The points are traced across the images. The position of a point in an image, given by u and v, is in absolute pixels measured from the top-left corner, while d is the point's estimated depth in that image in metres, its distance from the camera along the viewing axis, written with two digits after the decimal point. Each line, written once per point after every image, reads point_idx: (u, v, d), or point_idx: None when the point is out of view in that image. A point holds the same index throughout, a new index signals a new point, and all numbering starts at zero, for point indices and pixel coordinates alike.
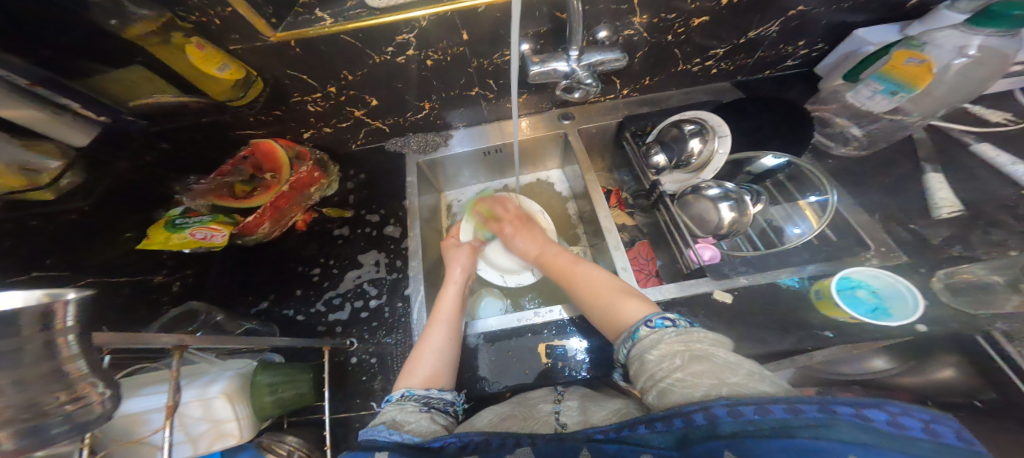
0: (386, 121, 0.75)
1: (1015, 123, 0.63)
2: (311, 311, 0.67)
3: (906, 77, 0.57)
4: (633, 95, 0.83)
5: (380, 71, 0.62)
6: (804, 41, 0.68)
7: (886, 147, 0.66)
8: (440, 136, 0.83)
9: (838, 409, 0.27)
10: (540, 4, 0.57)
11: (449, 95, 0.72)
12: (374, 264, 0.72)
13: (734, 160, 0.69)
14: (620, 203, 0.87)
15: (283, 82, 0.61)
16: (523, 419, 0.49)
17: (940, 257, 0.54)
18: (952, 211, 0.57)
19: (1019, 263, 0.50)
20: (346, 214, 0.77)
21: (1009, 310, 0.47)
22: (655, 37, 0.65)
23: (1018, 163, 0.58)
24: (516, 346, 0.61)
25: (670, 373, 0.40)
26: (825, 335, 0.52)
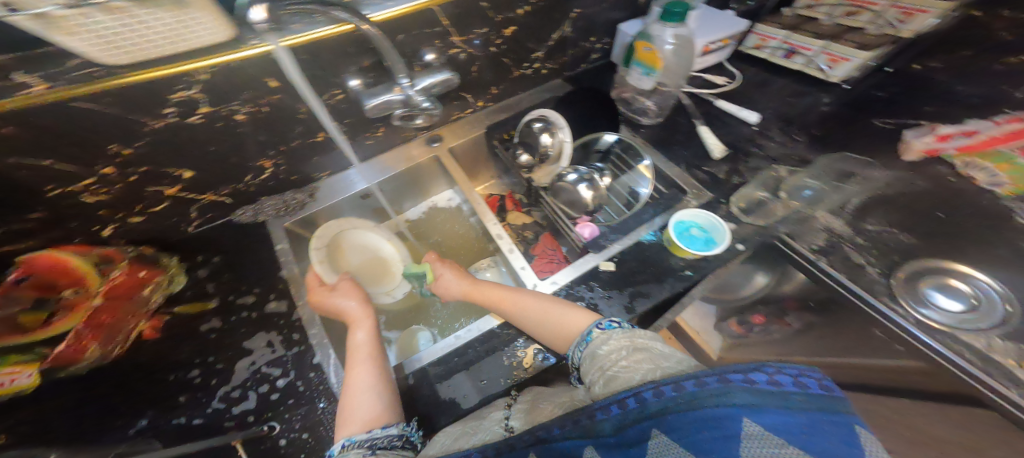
0: (222, 190, 0.67)
1: (732, 82, 0.79)
2: (209, 411, 0.53)
3: (647, 61, 0.70)
4: (490, 104, 0.86)
5: (179, 139, 0.54)
6: (596, 36, 0.80)
7: (677, 106, 0.79)
8: (301, 193, 0.76)
9: (730, 376, 0.26)
10: (349, 41, 0.53)
11: (290, 147, 0.67)
12: (268, 344, 0.61)
13: (582, 144, 0.78)
14: (516, 205, 0.90)
15: (28, 182, 0.47)
16: (475, 432, 0.48)
17: (731, 184, 0.66)
18: (722, 151, 0.69)
19: (772, 177, 0.65)
20: (209, 304, 0.64)
21: (779, 214, 0.60)
22: (480, 51, 0.69)
23: (742, 110, 0.73)
24: (471, 362, 0.58)
25: (617, 362, 0.42)
26: (685, 274, 0.61)
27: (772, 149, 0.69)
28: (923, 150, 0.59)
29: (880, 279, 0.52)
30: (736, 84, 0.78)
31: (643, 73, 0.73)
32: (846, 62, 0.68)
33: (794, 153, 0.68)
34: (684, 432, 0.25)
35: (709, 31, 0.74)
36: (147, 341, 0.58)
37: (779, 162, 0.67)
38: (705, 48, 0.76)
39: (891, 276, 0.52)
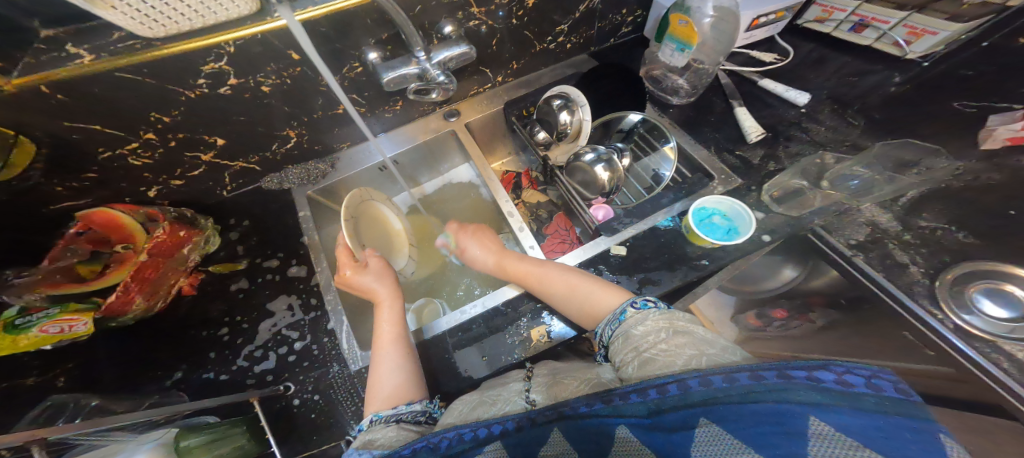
0: (251, 158, 0.70)
1: (782, 59, 0.71)
2: (233, 369, 0.58)
3: (681, 36, 0.64)
4: (508, 80, 0.82)
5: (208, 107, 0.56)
6: (626, 9, 0.74)
7: (710, 85, 0.72)
8: (324, 162, 0.78)
9: (789, 372, 0.26)
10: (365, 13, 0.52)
11: (313, 118, 0.68)
12: (287, 307, 0.65)
13: (602, 122, 0.74)
14: (532, 183, 0.89)
15: (76, 140, 0.51)
16: (493, 404, 0.47)
17: (764, 172, 0.61)
18: (759, 134, 0.63)
19: (812, 164, 0.60)
20: (238, 266, 0.68)
21: (817, 205, 0.55)
22: (501, 24, 0.65)
23: (790, 89, 0.66)
24: (486, 336, 0.59)
25: (655, 344, 0.41)
26: (702, 263, 0.57)
27: (816, 133, 0.62)
28: (1008, 138, 0.47)
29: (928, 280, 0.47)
30: (786, 61, 0.71)
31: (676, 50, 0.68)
32: (931, 35, 0.57)
33: (842, 138, 0.61)
34: (740, 423, 0.24)
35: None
36: (185, 294, 0.64)
37: (821, 148, 0.61)
38: (754, 20, 0.67)
39: (938, 275, 0.46)
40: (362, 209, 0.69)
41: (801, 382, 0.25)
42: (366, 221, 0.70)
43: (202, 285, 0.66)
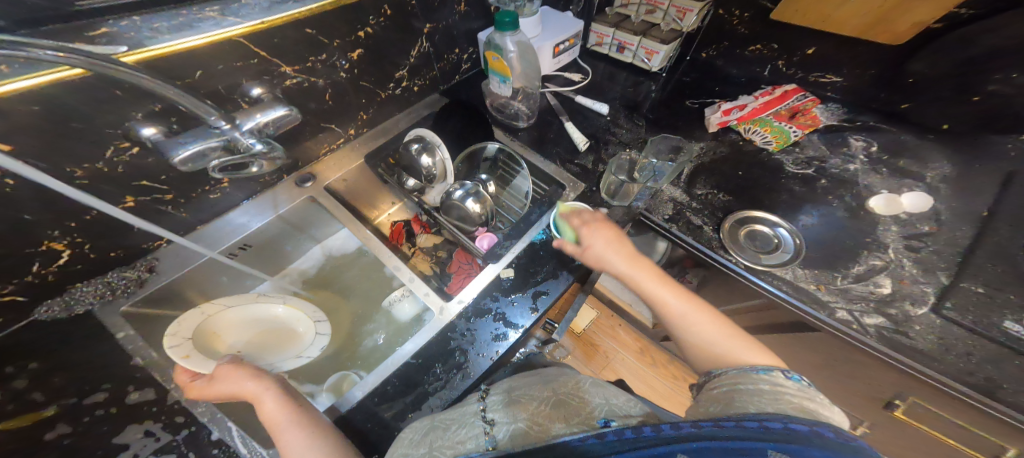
0: (3, 287, 0.50)
1: (584, 78, 0.87)
2: None
3: (499, 71, 0.72)
4: (363, 131, 0.78)
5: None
6: (459, 48, 0.80)
7: (543, 107, 0.83)
8: (134, 268, 0.60)
9: (725, 423, 0.24)
10: (120, 85, 0.43)
11: (89, 221, 0.51)
12: (147, 434, 0.46)
13: (467, 156, 0.75)
14: (424, 226, 0.85)
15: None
16: (447, 428, 0.43)
17: (597, 173, 0.71)
18: (585, 143, 0.74)
19: (624, 161, 0.72)
20: (45, 414, 0.47)
21: (635, 194, 0.66)
22: (329, 78, 0.62)
23: (596, 103, 0.80)
24: (424, 374, 0.55)
25: (750, 387, 0.36)
26: (576, 264, 0.64)
27: (622, 136, 0.77)
28: (718, 123, 0.75)
29: (716, 236, 0.60)
30: (587, 80, 0.87)
31: (500, 81, 0.76)
32: (658, 52, 0.81)
33: (638, 136, 0.77)
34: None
35: (551, 32, 0.80)
36: None
37: (629, 147, 0.75)
38: (554, 48, 0.81)
39: (721, 230, 0.60)
40: (200, 328, 0.57)
41: (738, 429, 0.23)
42: (213, 337, 0.58)
43: None
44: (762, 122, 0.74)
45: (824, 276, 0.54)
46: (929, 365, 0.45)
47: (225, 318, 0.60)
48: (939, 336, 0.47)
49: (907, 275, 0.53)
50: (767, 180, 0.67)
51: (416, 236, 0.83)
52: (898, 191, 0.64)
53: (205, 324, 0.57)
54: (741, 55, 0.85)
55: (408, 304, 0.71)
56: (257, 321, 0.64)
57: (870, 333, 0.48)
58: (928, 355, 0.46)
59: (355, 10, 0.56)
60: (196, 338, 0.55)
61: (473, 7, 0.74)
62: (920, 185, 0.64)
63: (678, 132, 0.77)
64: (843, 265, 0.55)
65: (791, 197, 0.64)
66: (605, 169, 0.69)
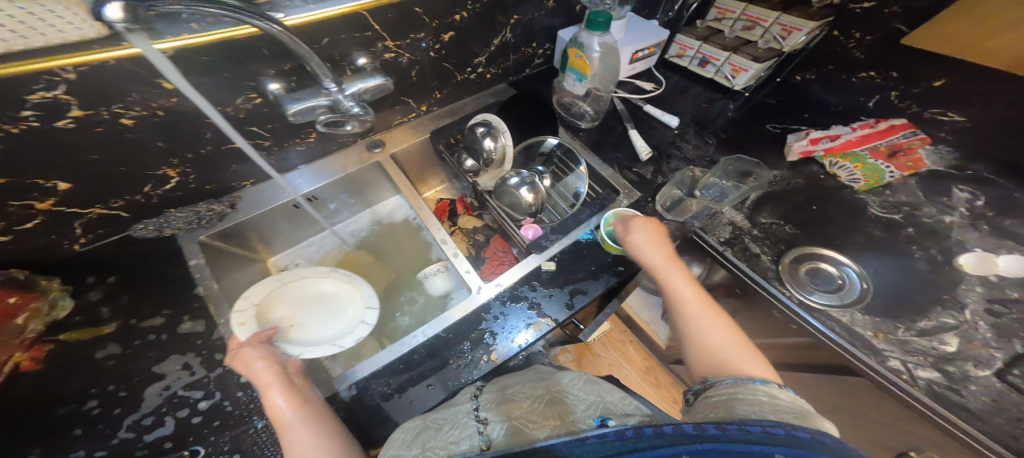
0: (114, 203, 0.57)
1: (656, 88, 0.87)
2: (110, 444, 0.44)
3: (578, 68, 0.73)
4: (433, 109, 0.83)
5: (31, 146, 0.43)
6: (536, 43, 0.81)
7: (610, 111, 0.83)
8: (221, 202, 0.67)
9: (728, 425, 0.25)
10: (260, 46, 0.50)
11: (199, 155, 0.59)
12: (184, 367, 0.51)
13: (526, 147, 0.78)
14: (467, 209, 0.88)
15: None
16: (444, 427, 0.45)
17: (655, 185, 0.72)
18: (648, 154, 0.75)
19: (687, 177, 0.72)
20: (105, 331, 0.54)
21: (695, 210, 0.66)
22: (417, 56, 0.66)
23: (666, 114, 0.79)
24: (436, 354, 0.57)
25: (751, 393, 0.37)
26: (618, 269, 0.65)
27: (687, 151, 0.76)
28: (800, 152, 0.73)
29: (772, 267, 0.59)
30: (660, 91, 0.86)
31: (577, 80, 0.77)
32: (746, 71, 0.79)
33: (705, 154, 0.76)
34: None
35: (635, 39, 0.80)
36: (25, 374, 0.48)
37: (693, 164, 0.74)
38: (633, 55, 0.82)
39: (779, 262, 0.59)
40: (268, 295, 0.62)
41: (740, 436, 0.24)
42: (276, 304, 0.62)
43: (48, 361, 0.50)
44: (854, 157, 0.70)
45: (883, 324, 0.52)
46: (980, 428, 0.42)
47: (289, 291, 0.65)
48: (1002, 405, 0.44)
49: (978, 339, 0.50)
50: (842, 220, 0.65)
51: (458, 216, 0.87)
52: (992, 252, 0.59)
53: (270, 294, 0.62)
54: (846, 81, 0.79)
55: (443, 279, 0.73)
56: (315, 298, 0.66)
57: (918, 385, 0.46)
58: (978, 416, 0.43)
59: None
60: (260, 306, 0.60)
61: (559, 6, 0.75)
62: (1011, 248, 0.59)
63: (747, 155, 0.76)
64: (910, 317, 0.53)
65: (862, 239, 0.62)
66: (665, 184, 0.69)
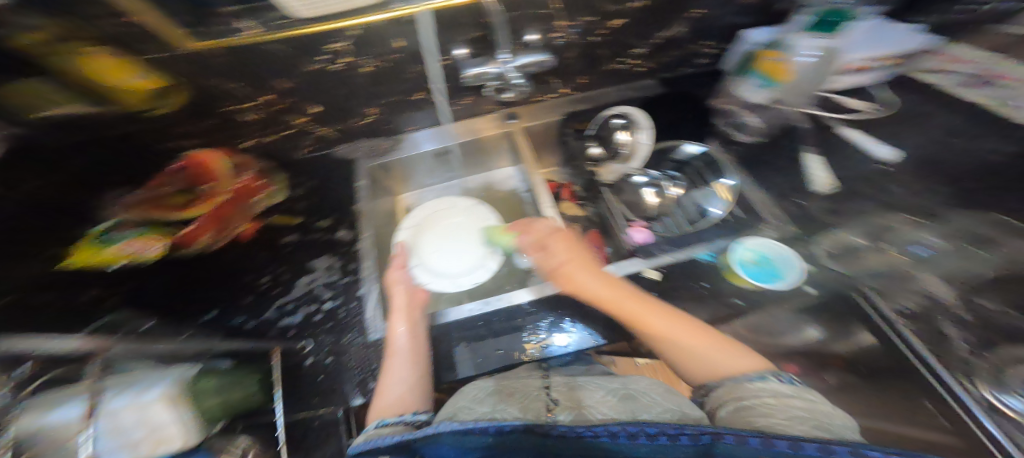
0: (335, 127, 0.78)
1: (874, 111, 0.69)
2: (261, 318, 0.66)
3: (768, 71, 0.70)
4: (572, 93, 0.84)
5: (320, 77, 0.65)
6: (707, 41, 0.74)
7: (786, 126, 0.74)
8: (391, 140, 0.85)
9: (776, 441, 0.26)
10: (463, 15, 0.59)
11: (392, 101, 0.76)
12: (327, 268, 0.73)
13: (660, 148, 0.75)
14: (570, 196, 0.86)
15: (212, 92, 0.61)
16: (512, 395, 0.50)
17: (820, 225, 0.61)
18: (830, 186, 0.64)
19: (873, 222, 0.60)
20: (294, 221, 0.77)
21: (872, 266, 0.56)
22: (581, 39, 0.68)
23: (877, 142, 0.65)
24: (505, 328, 0.63)
25: (759, 397, 0.42)
26: (732, 302, 0.60)
27: (894, 197, 0.60)
28: None
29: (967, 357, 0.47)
30: (879, 115, 0.69)
31: (761, 85, 0.73)
32: None
33: (919, 203, 0.58)
34: None
35: (869, 47, 0.68)
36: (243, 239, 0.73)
37: (890, 210, 0.60)
38: (855, 65, 0.69)
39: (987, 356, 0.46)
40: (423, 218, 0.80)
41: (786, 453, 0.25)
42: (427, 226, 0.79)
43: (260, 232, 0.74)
44: None
45: None
46: None
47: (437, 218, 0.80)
48: None
49: None
50: None
51: (560, 200, 0.86)
52: None
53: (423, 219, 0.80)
54: None
55: None
56: (454, 230, 0.77)
57: None
58: None
59: None
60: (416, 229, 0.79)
61: (754, 1, 0.67)
62: None
63: None
64: None
65: None
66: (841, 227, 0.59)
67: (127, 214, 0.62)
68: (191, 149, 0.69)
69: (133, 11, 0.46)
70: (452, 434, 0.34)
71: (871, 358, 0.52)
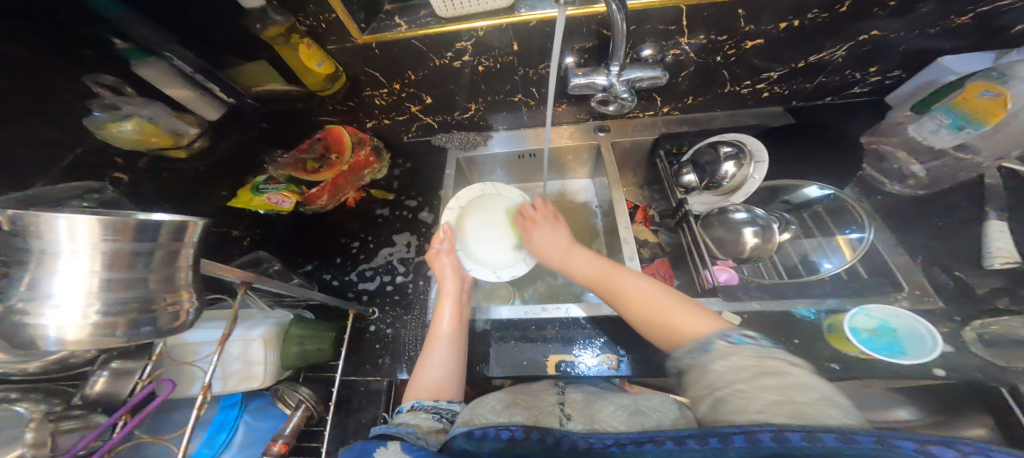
0: (437, 118, 0.83)
1: None
2: (345, 278, 0.73)
3: (975, 111, 0.57)
4: (675, 113, 0.81)
5: (439, 74, 0.70)
6: (877, 67, 0.66)
7: (953, 184, 0.62)
8: (481, 136, 0.89)
9: (789, 435, 0.26)
10: (589, 23, 0.59)
11: (494, 99, 0.78)
12: (405, 245, 0.78)
13: (770, 187, 0.70)
14: (645, 219, 0.85)
15: (360, 78, 0.70)
16: (530, 407, 0.45)
17: (980, 307, 0.52)
18: (1006, 262, 0.52)
19: None
20: (389, 197, 0.84)
21: None
22: (704, 57, 0.65)
23: None
24: (540, 337, 0.63)
25: (732, 383, 0.34)
26: (832, 367, 0.52)
27: None
28: None
29: None
30: None
31: (951, 125, 0.59)
32: None
33: None
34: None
35: None
36: (347, 205, 0.83)
37: None
38: None
39: None
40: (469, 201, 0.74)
41: (804, 447, 0.25)
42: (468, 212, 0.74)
43: (360, 202, 0.84)
44: None
45: None
46: None
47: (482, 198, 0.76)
48: None
49: None
50: None
51: (634, 222, 0.83)
52: None
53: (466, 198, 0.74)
54: None
55: None
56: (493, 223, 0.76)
57: None
58: None
59: (800, 2, 0.54)
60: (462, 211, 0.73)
61: (967, 24, 0.56)
62: None
63: None
64: None
65: None
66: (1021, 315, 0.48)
67: (275, 171, 0.77)
68: (329, 123, 0.81)
69: (334, 6, 0.54)
70: (463, 437, 0.36)
71: None
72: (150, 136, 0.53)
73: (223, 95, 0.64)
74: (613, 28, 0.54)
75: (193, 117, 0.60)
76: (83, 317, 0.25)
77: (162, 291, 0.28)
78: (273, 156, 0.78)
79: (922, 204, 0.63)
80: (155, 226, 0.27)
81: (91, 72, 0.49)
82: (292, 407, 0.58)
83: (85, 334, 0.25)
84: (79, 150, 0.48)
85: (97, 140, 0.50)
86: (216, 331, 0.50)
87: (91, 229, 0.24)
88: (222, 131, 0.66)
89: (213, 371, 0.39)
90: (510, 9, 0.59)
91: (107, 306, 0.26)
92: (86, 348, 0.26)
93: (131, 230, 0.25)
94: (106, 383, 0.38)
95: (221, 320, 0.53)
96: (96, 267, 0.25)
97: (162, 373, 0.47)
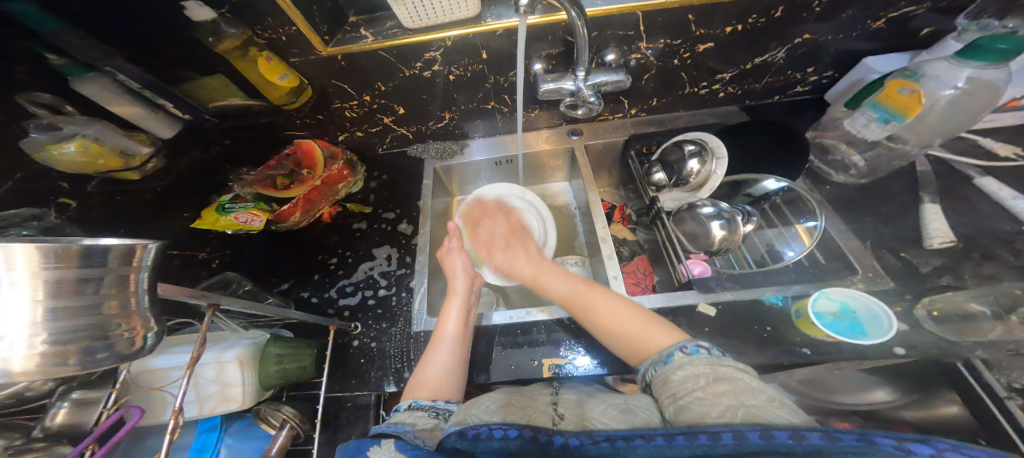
0: (411, 128, 0.83)
1: None
2: (324, 295, 0.72)
3: (896, 107, 0.60)
4: (641, 114, 0.84)
5: (408, 85, 0.70)
6: (813, 68, 0.71)
7: (895, 173, 0.68)
8: (457, 144, 0.90)
9: (777, 433, 0.26)
10: (554, 30, 0.62)
11: (468, 108, 0.79)
12: (386, 258, 0.77)
13: (733, 181, 0.73)
14: (623, 219, 0.86)
15: (327, 90, 0.69)
16: (522, 408, 0.45)
17: (928, 284, 0.56)
18: (944, 242, 0.57)
19: (1003, 293, 0.51)
20: (366, 210, 0.83)
21: (991, 337, 0.48)
22: (662, 61, 0.68)
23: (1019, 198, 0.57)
24: (526, 338, 0.64)
25: (691, 391, 0.36)
26: (801, 351, 0.54)
27: None
28: None
29: None
30: None
31: (880, 119, 0.63)
32: None
33: None
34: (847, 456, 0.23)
35: None
36: (323, 220, 0.82)
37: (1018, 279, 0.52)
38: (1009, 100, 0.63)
39: None
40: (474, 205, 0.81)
41: (791, 445, 0.25)
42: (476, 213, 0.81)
43: (336, 216, 0.83)
44: None
45: None
46: None
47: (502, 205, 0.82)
48: None
49: None
50: None
51: (612, 221, 0.85)
52: None
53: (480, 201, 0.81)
54: None
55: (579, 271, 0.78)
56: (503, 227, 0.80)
57: None
58: None
59: (741, 8, 0.58)
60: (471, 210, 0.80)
61: (885, 28, 0.62)
62: None
63: None
64: None
65: None
66: (956, 292, 0.53)
67: (241, 189, 0.74)
68: (299, 138, 0.80)
69: (294, 19, 0.54)
70: (456, 437, 0.36)
71: (961, 433, 0.46)
72: (95, 157, 0.51)
73: (178, 111, 0.63)
74: (575, 34, 0.57)
75: (144, 135, 0.59)
76: (28, 347, 0.24)
77: (117, 317, 0.28)
78: (239, 174, 0.76)
79: (871, 191, 0.68)
80: (104, 251, 0.26)
81: (25, 91, 0.47)
82: (275, 427, 0.58)
83: (33, 365, 0.24)
84: (17, 174, 0.46)
85: (40, 162, 0.48)
86: (186, 355, 0.48)
87: (32, 256, 0.24)
88: (180, 148, 0.65)
89: (185, 395, 0.37)
90: (476, 19, 0.61)
91: (55, 335, 0.25)
92: (36, 378, 0.25)
93: (75, 255, 0.25)
94: (68, 413, 0.36)
95: (191, 343, 0.51)
96: (39, 295, 0.24)
97: (129, 401, 0.45)
